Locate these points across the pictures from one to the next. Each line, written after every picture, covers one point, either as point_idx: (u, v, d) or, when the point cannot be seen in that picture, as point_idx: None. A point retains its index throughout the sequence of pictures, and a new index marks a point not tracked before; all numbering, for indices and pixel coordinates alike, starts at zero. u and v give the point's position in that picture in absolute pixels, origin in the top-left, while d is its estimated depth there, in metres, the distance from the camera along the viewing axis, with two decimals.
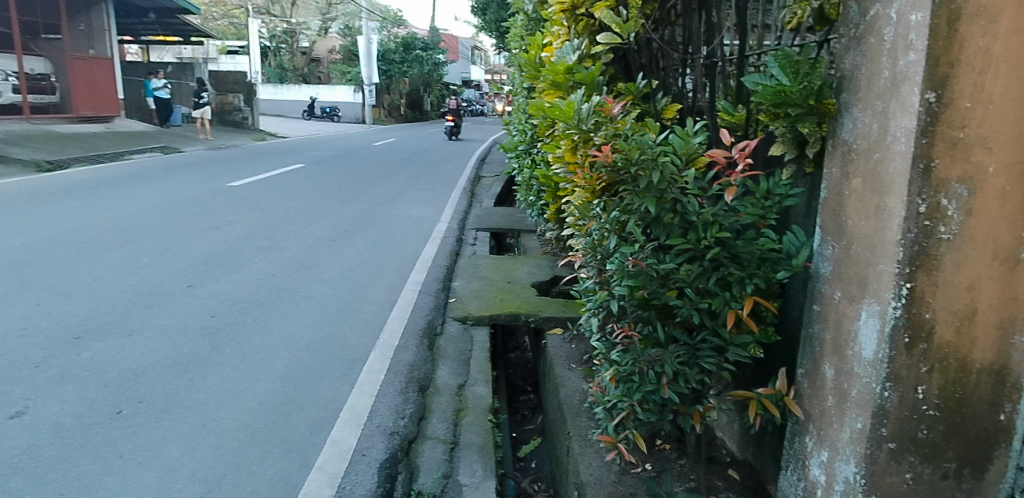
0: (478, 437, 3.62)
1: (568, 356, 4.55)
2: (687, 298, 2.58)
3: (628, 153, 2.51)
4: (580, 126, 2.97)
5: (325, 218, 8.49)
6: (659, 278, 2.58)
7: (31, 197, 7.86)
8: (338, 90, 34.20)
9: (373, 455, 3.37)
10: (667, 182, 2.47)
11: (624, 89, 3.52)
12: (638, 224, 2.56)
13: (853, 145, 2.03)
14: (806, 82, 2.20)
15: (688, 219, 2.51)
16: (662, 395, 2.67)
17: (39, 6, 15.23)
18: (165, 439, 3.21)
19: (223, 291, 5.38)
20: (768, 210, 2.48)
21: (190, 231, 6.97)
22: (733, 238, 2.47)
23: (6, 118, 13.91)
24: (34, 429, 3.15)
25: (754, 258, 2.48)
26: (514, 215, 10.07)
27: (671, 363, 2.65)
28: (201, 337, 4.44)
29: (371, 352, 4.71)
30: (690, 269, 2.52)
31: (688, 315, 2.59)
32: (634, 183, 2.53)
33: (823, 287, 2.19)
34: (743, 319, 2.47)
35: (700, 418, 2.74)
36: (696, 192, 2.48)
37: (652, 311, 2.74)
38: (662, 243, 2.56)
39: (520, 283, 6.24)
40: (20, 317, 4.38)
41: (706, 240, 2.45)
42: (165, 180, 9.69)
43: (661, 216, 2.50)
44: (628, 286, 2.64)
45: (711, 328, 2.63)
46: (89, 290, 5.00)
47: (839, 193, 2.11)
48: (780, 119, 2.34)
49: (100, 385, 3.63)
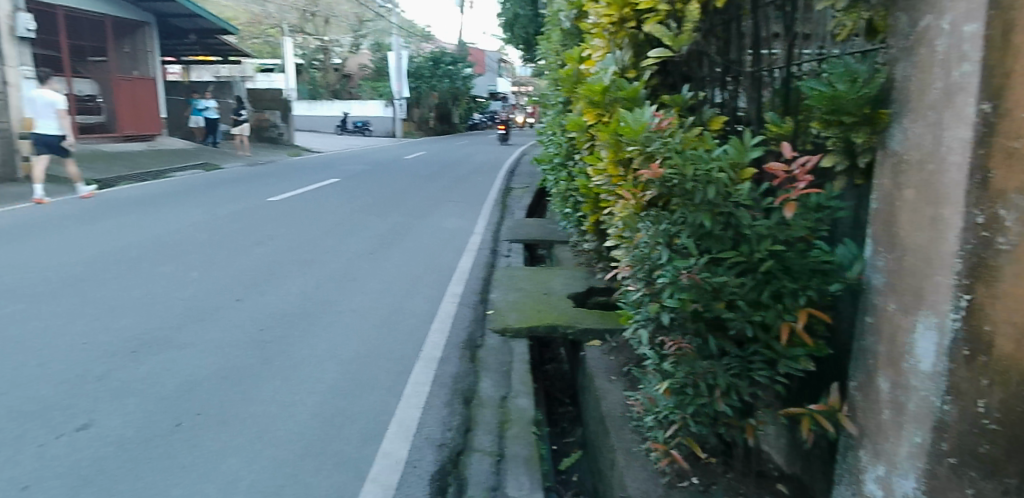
0: (523, 450, 3.61)
1: (607, 368, 4.53)
2: (739, 311, 2.57)
3: (681, 169, 2.53)
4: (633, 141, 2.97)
5: (363, 232, 8.63)
6: (712, 292, 2.55)
7: (84, 215, 8.15)
8: (369, 105, 34.80)
9: (424, 467, 3.43)
10: (720, 197, 2.50)
11: (671, 101, 3.49)
12: (690, 238, 2.58)
13: (905, 156, 2.03)
14: (862, 88, 2.18)
15: (741, 232, 2.52)
16: (716, 408, 2.69)
17: (87, 31, 15.85)
18: (223, 451, 3.30)
19: (270, 304, 5.51)
20: (819, 223, 2.46)
21: (235, 246, 7.14)
22: (785, 251, 2.48)
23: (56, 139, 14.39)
24: (100, 441, 3.26)
25: (806, 270, 2.47)
26: (547, 225, 10.11)
27: (723, 375, 2.67)
28: (252, 350, 4.55)
29: (415, 364, 4.77)
30: (743, 281, 2.52)
31: (740, 328, 2.59)
32: (689, 197, 2.54)
33: (876, 299, 2.18)
34: (797, 332, 2.46)
35: (752, 432, 2.75)
36: (749, 203, 2.49)
37: (702, 323, 2.66)
38: (714, 256, 2.56)
39: (556, 294, 6.25)
40: (81, 332, 4.53)
41: (759, 253, 2.46)
42: (208, 196, 9.95)
43: (714, 229, 2.53)
44: (680, 300, 2.59)
45: (763, 341, 2.61)
46: (143, 304, 5.15)
47: (892, 203, 2.10)
48: (832, 128, 2.34)
49: (159, 398, 3.75)
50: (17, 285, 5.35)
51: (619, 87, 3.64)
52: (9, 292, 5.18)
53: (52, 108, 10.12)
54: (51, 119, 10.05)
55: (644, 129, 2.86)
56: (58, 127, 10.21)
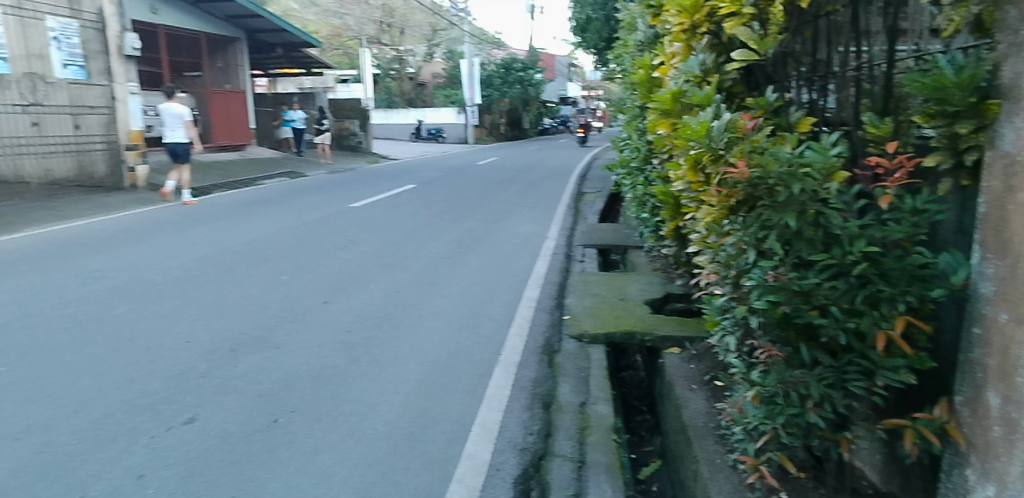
0: (604, 457, 3.57)
1: (687, 376, 4.41)
2: (832, 318, 2.44)
3: (765, 166, 2.43)
4: (710, 143, 2.92)
5: (440, 237, 8.80)
6: (802, 295, 2.46)
7: (184, 221, 8.68)
8: (442, 112, 35.49)
9: (507, 470, 3.47)
10: (808, 195, 2.38)
11: (755, 104, 3.31)
12: (777, 240, 2.48)
13: (1016, 156, 1.90)
14: (964, 80, 2.12)
15: (832, 233, 2.40)
16: (807, 418, 2.57)
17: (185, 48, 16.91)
18: (317, 448, 3.43)
19: (355, 307, 5.70)
20: (919, 227, 2.30)
21: (320, 250, 7.43)
22: (881, 254, 2.33)
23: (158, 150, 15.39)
24: (205, 434, 3.47)
25: (905, 275, 2.33)
26: (621, 230, 10.01)
27: (817, 385, 2.54)
28: (340, 351, 4.73)
29: (495, 367, 4.82)
30: (835, 285, 2.40)
31: (832, 336, 2.47)
32: (772, 198, 2.46)
33: (984, 308, 2.04)
34: (896, 341, 2.32)
35: (847, 445, 2.61)
36: (841, 206, 2.37)
37: (793, 331, 2.60)
38: (803, 258, 2.45)
39: (633, 300, 6.17)
40: (185, 330, 4.83)
41: (852, 254, 2.33)
42: (294, 203, 10.40)
43: (803, 229, 2.42)
44: (767, 303, 2.55)
45: (858, 350, 2.48)
46: (239, 305, 5.44)
47: (1001, 207, 1.97)
48: (932, 122, 2.26)
49: (257, 394, 3.95)
50: (128, 286, 5.76)
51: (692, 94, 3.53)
52: (122, 292, 5.58)
53: (179, 120, 10.99)
54: (179, 129, 10.88)
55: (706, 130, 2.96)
56: (183, 137, 11.05)
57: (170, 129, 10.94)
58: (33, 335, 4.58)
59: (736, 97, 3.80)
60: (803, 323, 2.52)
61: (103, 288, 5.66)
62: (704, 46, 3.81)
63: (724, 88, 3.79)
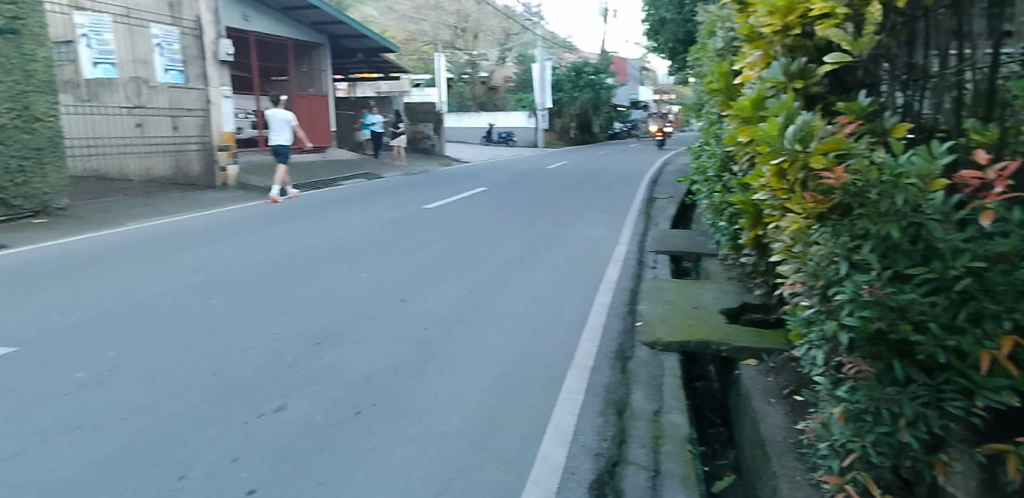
0: (680, 467, 3.52)
1: (764, 389, 4.26)
2: (929, 334, 2.25)
3: (866, 174, 2.37)
4: (788, 147, 2.87)
5: (512, 239, 8.87)
6: (898, 311, 2.31)
7: (270, 219, 9.09)
8: (513, 116, 35.77)
9: (582, 474, 3.46)
10: (909, 207, 2.25)
11: (844, 110, 3.01)
12: (873, 252, 2.36)
13: None
14: None
15: (933, 246, 2.22)
16: (900, 437, 2.37)
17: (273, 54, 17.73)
18: (397, 441, 3.53)
19: (431, 306, 5.83)
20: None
21: (397, 249, 7.64)
22: (986, 269, 2.10)
23: (246, 151, 16.17)
24: (293, 422, 3.62)
25: (1012, 292, 2.07)
26: (694, 237, 9.79)
27: (910, 403, 2.34)
28: (417, 348, 4.85)
29: (568, 371, 4.82)
30: (935, 301, 2.22)
31: (929, 354, 2.27)
32: (868, 207, 2.37)
33: None
34: (1001, 362, 2.08)
35: (943, 469, 2.34)
36: (943, 216, 2.20)
37: (884, 347, 2.43)
38: (901, 271, 2.31)
39: (707, 308, 6.03)
40: (273, 323, 5.07)
41: (954, 269, 2.14)
42: (371, 203, 10.73)
43: (903, 242, 2.28)
44: (861, 318, 2.40)
45: (957, 368, 2.25)
46: (323, 301, 5.66)
47: None
48: None
49: (341, 387, 4.10)
50: (222, 279, 6.08)
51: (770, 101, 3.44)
52: (215, 285, 5.90)
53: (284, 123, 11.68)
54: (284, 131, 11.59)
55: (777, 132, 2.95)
56: (286, 139, 11.69)
57: (274, 131, 11.63)
58: (138, 322, 4.90)
59: (821, 102, 3.60)
60: (898, 340, 2.36)
61: (197, 280, 6.01)
62: (791, 50, 3.68)
63: (806, 94, 3.62)
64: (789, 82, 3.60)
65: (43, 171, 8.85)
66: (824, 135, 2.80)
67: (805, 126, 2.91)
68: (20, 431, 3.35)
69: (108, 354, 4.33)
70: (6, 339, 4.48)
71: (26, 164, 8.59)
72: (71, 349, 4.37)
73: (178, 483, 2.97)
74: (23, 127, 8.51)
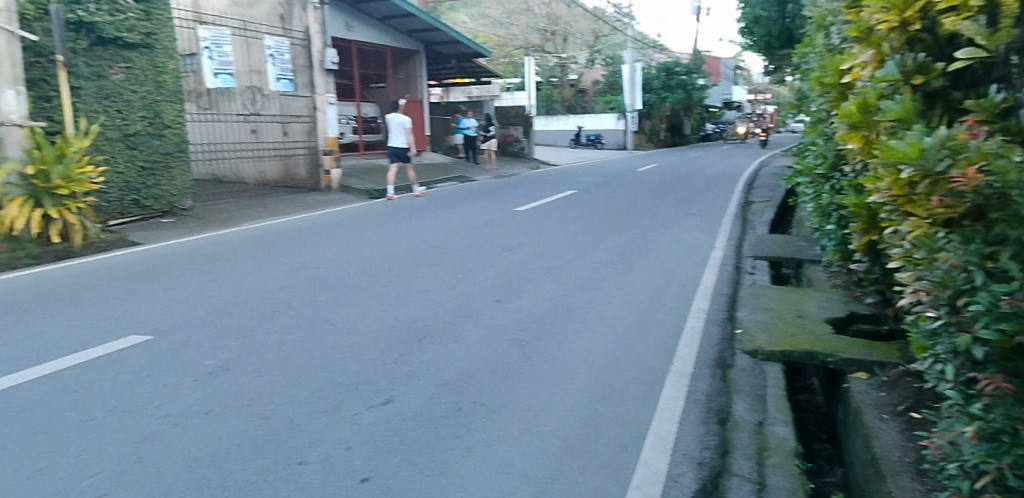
0: (787, 481, 3.25)
1: (878, 404, 3.94)
2: None
3: (1005, 176, 2.17)
4: (923, 163, 2.52)
5: (605, 242, 8.80)
6: None
7: (370, 220, 9.44)
8: (602, 118, 35.53)
9: (684, 483, 3.36)
10: None
11: (977, 107, 2.74)
12: (1012, 259, 2.16)
13: None
14: None
15: None
16: None
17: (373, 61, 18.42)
18: (498, 439, 3.57)
19: (526, 307, 5.88)
20: None
21: (490, 251, 7.76)
22: None
23: (347, 155, 16.91)
24: (399, 415, 3.75)
25: None
26: (796, 242, 9.34)
27: None
28: (514, 347, 4.90)
29: (667, 377, 4.72)
30: None
31: None
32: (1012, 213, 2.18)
33: None
34: None
35: None
36: None
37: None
38: None
39: (812, 318, 5.71)
40: (377, 319, 5.27)
41: None
42: (465, 205, 10.94)
43: None
44: (997, 331, 2.17)
45: None
46: (422, 299, 5.83)
47: None
48: None
49: (443, 383, 4.21)
50: (328, 276, 6.40)
51: (884, 108, 3.11)
52: (323, 283, 6.19)
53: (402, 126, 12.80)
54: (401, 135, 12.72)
55: (920, 151, 2.52)
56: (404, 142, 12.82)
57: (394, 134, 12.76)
58: (256, 316, 5.22)
59: (943, 101, 3.29)
60: None
61: (307, 278, 6.32)
62: (911, 49, 3.43)
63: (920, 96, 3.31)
64: (907, 81, 3.32)
65: (171, 173, 9.57)
66: (967, 147, 2.45)
67: (942, 136, 2.55)
68: (158, 411, 3.65)
69: (231, 344, 4.63)
70: (143, 328, 4.89)
71: (156, 168, 9.33)
72: (199, 339, 4.72)
73: (297, 467, 3.14)
74: (154, 133, 9.28)
